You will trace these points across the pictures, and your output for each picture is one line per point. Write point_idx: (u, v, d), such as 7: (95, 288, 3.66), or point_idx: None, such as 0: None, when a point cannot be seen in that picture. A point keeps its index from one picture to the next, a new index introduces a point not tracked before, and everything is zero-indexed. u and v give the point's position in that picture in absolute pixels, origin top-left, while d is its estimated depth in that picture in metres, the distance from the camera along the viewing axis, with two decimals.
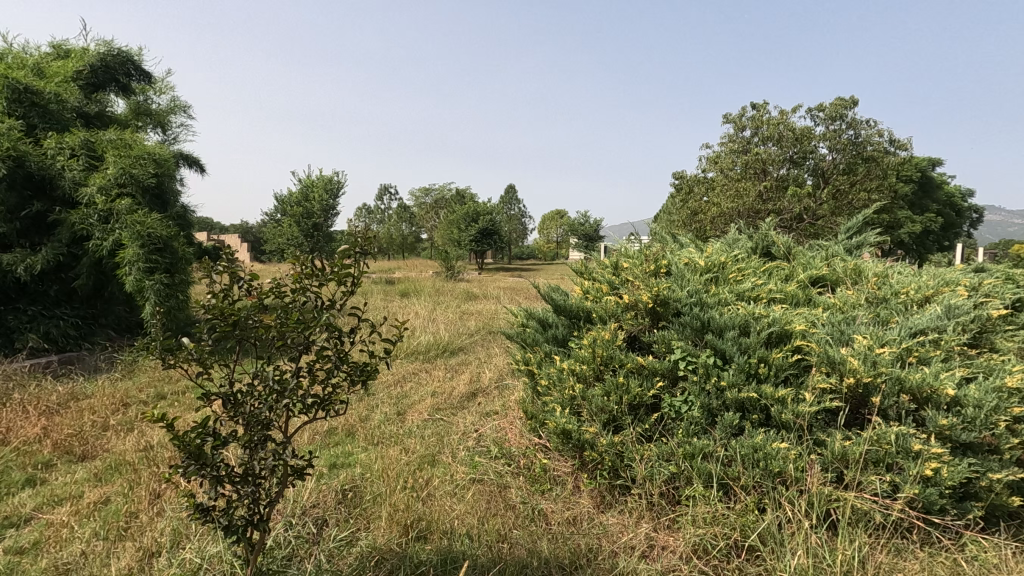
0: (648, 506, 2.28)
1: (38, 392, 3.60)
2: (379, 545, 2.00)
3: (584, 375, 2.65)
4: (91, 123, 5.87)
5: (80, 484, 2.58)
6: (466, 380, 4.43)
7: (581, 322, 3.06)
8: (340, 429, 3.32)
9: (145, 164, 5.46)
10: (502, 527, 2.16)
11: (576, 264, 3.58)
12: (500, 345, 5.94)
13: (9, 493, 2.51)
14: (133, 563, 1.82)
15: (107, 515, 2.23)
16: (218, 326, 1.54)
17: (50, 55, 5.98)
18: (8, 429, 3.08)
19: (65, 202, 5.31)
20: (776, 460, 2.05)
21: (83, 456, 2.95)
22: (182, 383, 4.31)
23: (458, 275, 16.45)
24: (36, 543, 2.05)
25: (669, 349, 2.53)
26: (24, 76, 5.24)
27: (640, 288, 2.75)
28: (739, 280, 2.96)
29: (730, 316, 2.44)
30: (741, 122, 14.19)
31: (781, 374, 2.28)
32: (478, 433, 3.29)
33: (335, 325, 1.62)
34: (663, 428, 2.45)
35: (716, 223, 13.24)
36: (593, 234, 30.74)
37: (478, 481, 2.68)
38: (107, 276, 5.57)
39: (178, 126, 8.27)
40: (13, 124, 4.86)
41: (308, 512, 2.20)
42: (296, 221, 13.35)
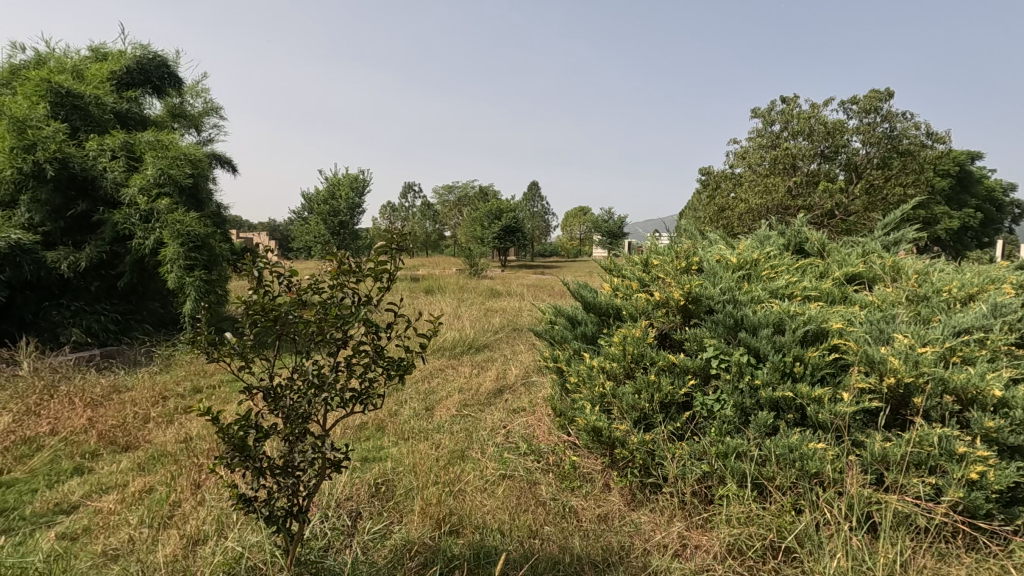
0: (680, 505, 2.26)
1: (83, 384, 3.73)
2: (413, 538, 2.02)
3: (614, 373, 2.64)
4: (129, 124, 6.04)
5: (125, 473, 2.68)
6: (493, 376, 4.45)
7: (611, 319, 3.04)
8: (371, 424, 3.37)
9: (182, 165, 5.60)
10: (533, 523, 2.17)
11: (604, 260, 3.55)
12: (526, 342, 5.95)
13: (59, 481, 2.63)
14: (179, 550, 1.88)
15: (152, 503, 2.32)
16: (259, 321, 1.58)
17: (90, 59, 6.17)
18: (56, 419, 3.21)
19: (107, 202, 5.51)
20: (813, 461, 2.01)
21: (127, 446, 3.06)
22: (217, 377, 4.43)
23: (482, 273, 16.51)
24: (86, 529, 2.15)
25: (701, 347, 2.50)
26: (65, 80, 5.41)
27: (672, 285, 2.73)
28: (773, 277, 2.91)
29: (764, 314, 2.40)
30: (770, 117, 13.90)
31: (818, 373, 2.23)
32: (506, 429, 3.30)
33: (373, 321, 1.63)
34: (695, 426, 2.43)
35: (744, 219, 13.01)
36: (617, 232, 30.54)
37: (508, 477, 2.70)
38: (146, 272, 5.76)
39: (212, 127, 8.46)
40: (58, 127, 5.04)
41: (343, 505, 2.24)
42: (324, 219, 13.60)
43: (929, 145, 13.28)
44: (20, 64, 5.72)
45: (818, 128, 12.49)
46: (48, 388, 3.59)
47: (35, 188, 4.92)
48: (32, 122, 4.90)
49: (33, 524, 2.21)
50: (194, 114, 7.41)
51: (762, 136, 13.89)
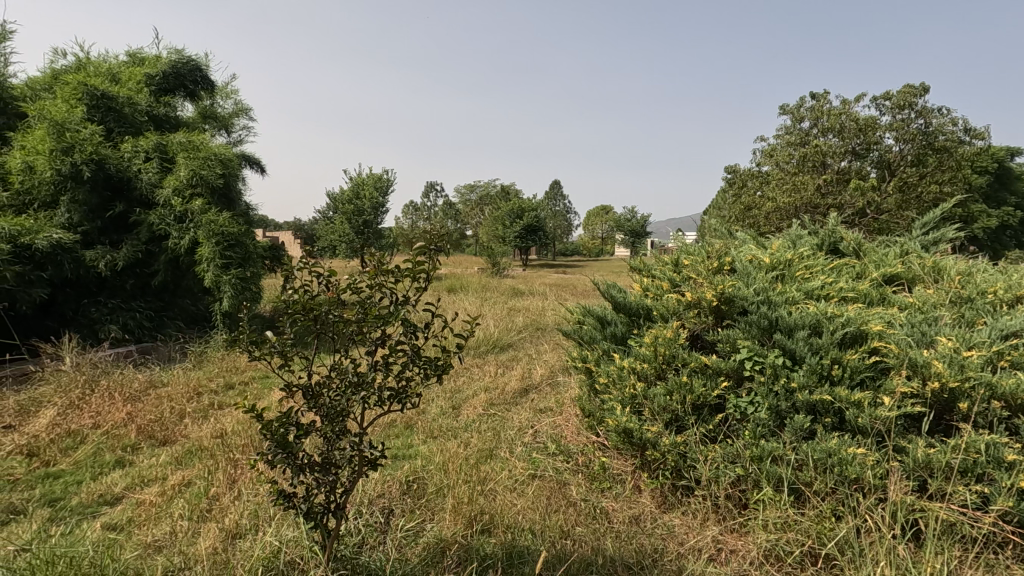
0: (713, 508, 2.24)
1: (122, 378, 3.85)
2: (446, 536, 2.03)
3: (645, 374, 2.61)
4: (162, 126, 6.19)
5: (163, 466, 2.75)
6: (518, 376, 4.45)
7: (641, 320, 3.01)
8: (400, 422, 3.41)
9: (212, 165, 5.72)
10: (565, 524, 2.17)
11: (634, 260, 3.52)
12: (550, 341, 5.94)
13: (102, 473, 2.71)
14: (219, 543, 1.93)
15: (191, 496, 2.38)
16: (300, 320, 1.61)
17: (126, 63, 6.35)
18: (98, 413, 3.31)
19: (142, 203, 5.67)
20: (852, 466, 1.96)
21: (164, 441, 3.15)
22: (248, 374, 4.54)
23: (503, 272, 16.54)
24: (128, 520, 2.21)
25: (734, 348, 2.46)
26: (100, 83, 5.58)
27: (704, 285, 2.69)
28: (808, 278, 2.85)
29: (801, 315, 2.35)
30: (799, 113, 13.62)
31: (857, 377, 2.18)
32: (534, 429, 3.30)
33: (410, 321, 1.63)
34: (728, 429, 2.40)
35: (772, 219, 12.79)
36: (640, 232, 30.27)
37: (537, 477, 2.70)
38: (180, 270, 5.91)
39: (241, 129, 8.60)
40: (94, 129, 5.20)
41: (375, 502, 2.26)
42: (348, 219, 13.81)
43: (965, 141, 12.87)
44: (60, 69, 5.91)
45: (849, 125, 12.19)
46: (90, 382, 3.71)
47: (73, 189, 5.09)
48: (70, 125, 5.06)
49: (79, 514, 2.29)
50: (224, 115, 7.55)
51: (791, 133, 13.61)
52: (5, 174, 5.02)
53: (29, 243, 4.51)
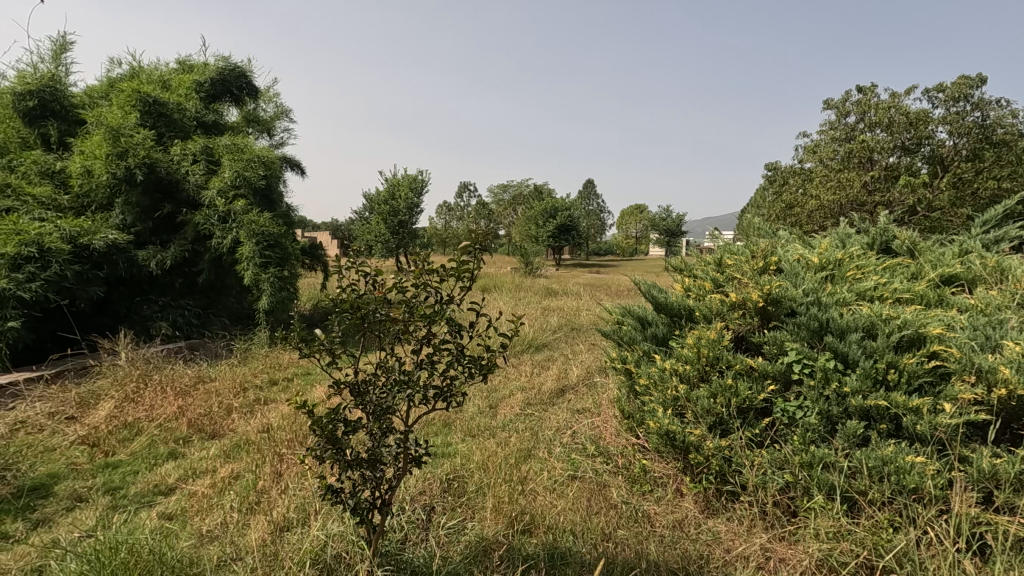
0: (760, 515, 2.18)
1: (173, 373, 4.00)
2: (487, 535, 2.03)
3: (688, 376, 2.56)
4: (210, 131, 6.43)
5: (213, 459, 2.85)
6: (555, 377, 4.43)
7: (683, 320, 2.95)
8: (438, 420, 3.44)
9: (255, 167, 5.88)
10: (606, 526, 2.15)
11: (674, 260, 3.45)
12: (586, 342, 5.89)
13: (156, 464, 2.83)
14: (268, 535, 1.98)
15: (240, 488, 2.46)
16: (349, 318, 1.64)
17: (176, 70, 6.61)
18: (151, 407, 3.46)
19: (189, 204, 5.95)
20: (911, 475, 1.88)
21: (213, 434, 3.26)
22: (291, 371, 4.66)
23: (536, 272, 16.52)
24: (182, 510, 2.30)
25: (782, 350, 2.39)
26: (152, 90, 5.83)
27: (749, 285, 2.62)
28: (859, 278, 2.74)
29: (853, 317, 2.26)
30: (845, 108, 13.15)
31: (915, 382, 2.08)
32: (572, 429, 3.28)
33: (455, 320, 1.63)
34: (775, 434, 2.33)
35: (814, 217, 12.42)
36: (675, 231, 29.77)
37: (577, 478, 2.68)
38: (224, 269, 6.12)
39: (284, 131, 8.81)
40: (147, 134, 5.43)
41: (416, 499, 2.28)
42: (384, 219, 14.04)
43: None
44: (115, 77, 6.20)
45: (899, 119, 11.76)
46: (144, 376, 3.87)
47: (127, 192, 5.32)
48: (124, 130, 5.29)
49: (137, 503, 2.39)
50: (268, 118, 7.77)
51: (836, 129, 13.19)
52: (65, 178, 5.28)
53: (87, 243, 4.74)
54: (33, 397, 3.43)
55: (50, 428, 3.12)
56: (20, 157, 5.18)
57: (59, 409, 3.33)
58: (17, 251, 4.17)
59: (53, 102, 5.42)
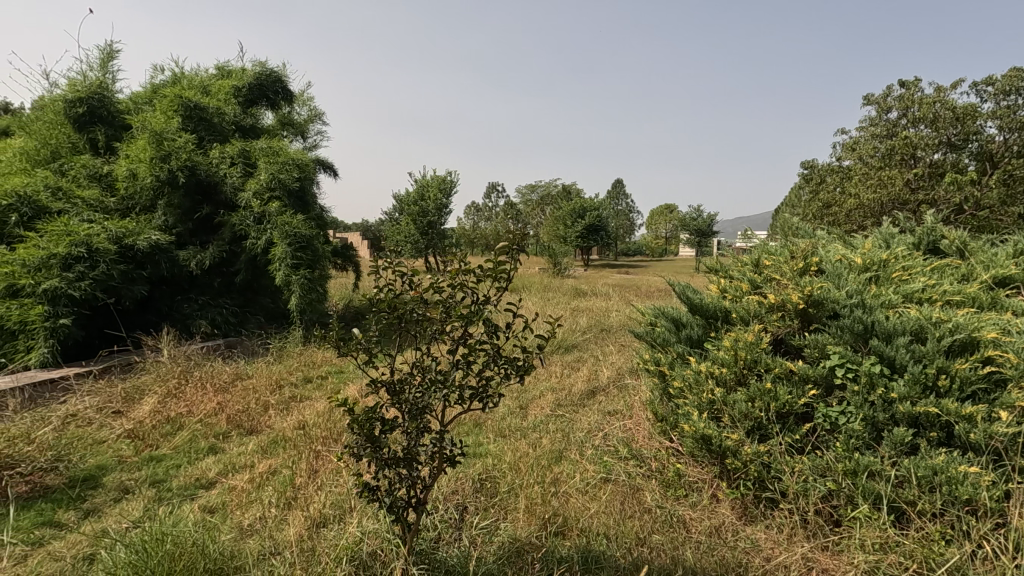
0: (801, 524, 2.11)
1: (212, 369, 4.12)
2: (520, 536, 2.03)
3: (724, 379, 2.51)
4: (247, 135, 6.63)
5: (252, 454, 2.92)
6: (585, 378, 4.39)
7: (719, 322, 2.89)
8: (469, 420, 3.45)
9: (290, 169, 5.98)
10: (641, 531, 2.11)
11: (710, 260, 3.39)
12: (616, 343, 5.82)
13: (197, 458, 2.91)
14: (305, 530, 2.01)
15: (278, 483, 2.51)
16: (386, 318, 1.66)
17: (215, 76, 6.81)
18: (192, 402, 3.56)
19: (227, 206, 6.13)
20: (964, 486, 1.80)
21: (251, 430, 3.34)
22: (324, 369, 4.74)
23: (564, 272, 16.44)
24: (223, 504, 2.36)
25: (823, 354, 2.31)
26: (194, 95, 6.02)
27: (789, 287, 2.55)
28: (906, 279, 2.64)
29: (900, 319, 2.18)
30: (886, 103, 12.70)
31: (967, 389, 1.99)
32: (604, 431, 3.25)
33: (492, 321, 1.63)
34: (817, 439, 2.26)
35: (853, 216, 12.03)
36: (706, 231, 29.25)
37: (609, 481, 2.65)
38: (260, 269, 6.27)
39: (317, 134, 8.98)
40: (188, 138, 5.62)
41: (449, 498, 2.29)
42: (414, 219, 14.19)
43: None
44: (159, 83, 6.42)
45: (944, 114, 11.26)
46: (185, 372, 3.99)
47: (170, 194, 5.51)
48: (167, 135, 5.49)
49: (180, 495, 2.47)
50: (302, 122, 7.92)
51: (877, 125, 12.77)
52: (112, 181, 5.49)
53: (132, 244, 4.91)
54: (83, 391, 3.57)
55: (98, 422, 3.25)
56: (70, 161, 5.40)
57: (106, 404, 3.46)
58: (68, 251, 4.37)
59: (101, 109, 5.64)
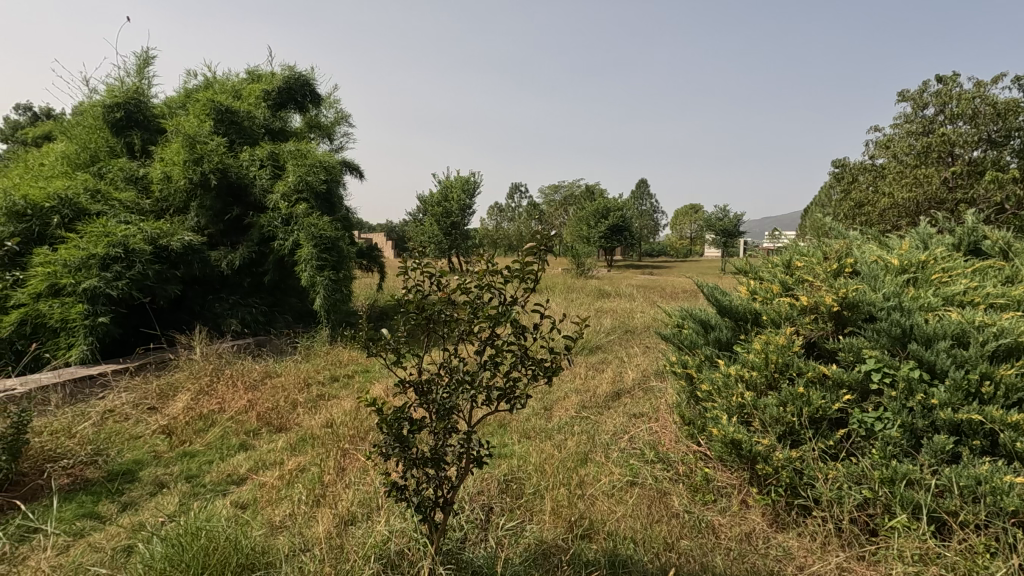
0: (835, 533, 2.05)
1: (242, 368, 4.21)
2: (546, 538, 2.02)
3: (755, 383, 2.45)
4: (276, 138, 6.76)
5: (281, 451, 2.97)
6: (609, 380, 4.35)
7: (748, 324, 2.83)
8: (494, 421, 3.45)
9: (317, 171, 6.06)
10: (669, 536, 2.08)
11: (738, 262, 3.33)
12: (641, 345, 5.77)
13: (229, 455, 2.98)
14: (333, 527, 2.03)
15: (307, 480, 2.55)
16: (415, 319, 1.67)
17: (246, 80, 6.96)
18: (223, 400, 3.64)
19: (256, 207, 6.26)
20: (1010, 497, 1.74)
21: (280, 427, 3.41)
22: (350, 368, 4.80)
23: (587, 272, 16.36)
24: (253, 500, 2.41)
25: (859, 358, 2.25)
26: (225, 99, 6.17)
27: (822, 289, 2.49)
28: (946, 281, 2.55)
29: (941, 323, 2.10)
30: (922, 99, 12.34)
31: (1013, 396, 1.91)
32: (629, 434, 3.22)
33: (520, 322, 1.63)
34: (852, 446, 2.20)
35: (886, 216, 11.69)
36: (732, 232, 28.77)
37: (635, 484, 2.62)
38: (287, 269, 6.38)
39: (344, 136, 9.11)
40: (220, 141, 5.76)
41: (475, 499, 2.29)
42: (437, 220, 14.29)
43: None
44: (192, 88, 6.59)
45: (985, 110, 11.04)
46: (216, 370, 4.09)
47: (202, 196, 5.66)
48: (200, 138, 5.63)
49: (213, 491, 2.53)
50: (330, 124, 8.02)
51: (912, 122, 12.40)
52: (147, 184, 5.65)
53: (166, 244, 5.04)
54: (120, 387, 3.68)
55: (134, 418, 3.34)
56: (108, 164, 5.57)
57: (142, 400, 3.56)
58: (106, 252, 4.52)
59: (137, 113, 5.81)
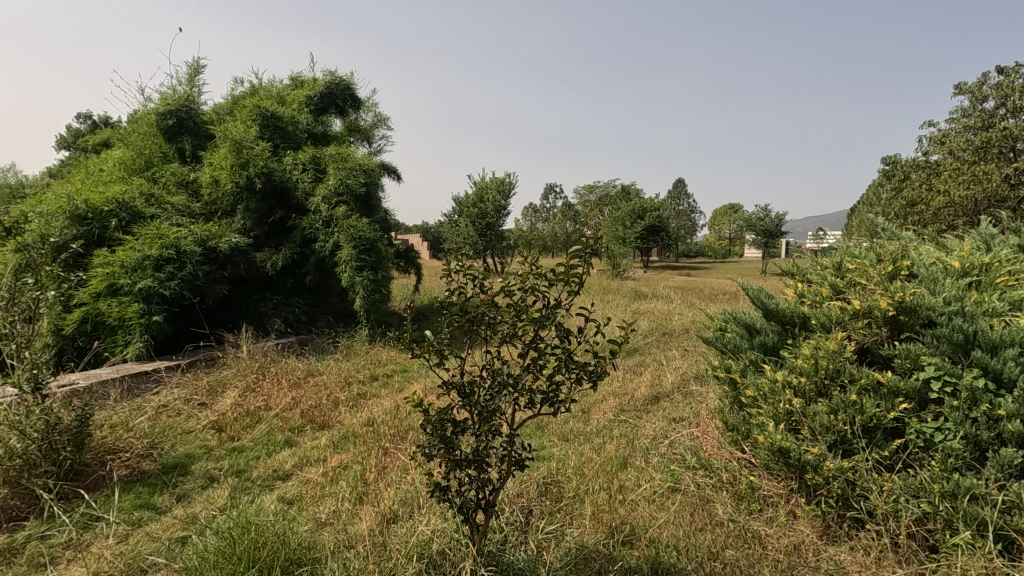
0: (891, 548, 1.96)
1: (286, 366, 4.33)
2: (587, 543, 2.01)
3: (804, 390, 2.37)
4: (317, 142, 6.94)
5: (324, 448, 3.05)
6: (648, 383, 4.29)
7: (796, 329, 2.74)
8: (531, 422, 3.44)
9: (357, 174, 6.19)
10: (713, 545, 2.04)
11: (785, 263, 3.23)
12: (680, 347, 5.65)
13: (275, 451, 3.07)
14: (375, 525, 2.06)
15: (349, 477, 2.61)
16: (459, 321, 1.68)
17: (290, 86, 7.17)
18: (268, 397, 3.75)
19: (299, 210, 6.43)
20: None
21: (323, 425, 3.49)
22: (389, 368, 4.87)
23: (623, 273, 16.17)
24: (299, 496, 2.47)
25: (916, 365, 2.15)
26: (270, 105, 6.38)
27: (876, 293, 2.39)
28: (1013, 285, 2.40)
29: (1008, 329, 1.98)
30: (981, 91, 11.73)
31: None
32: (669, 438, 3.16)
33: (564, 325, 1.62)
34: (909, 457, 2.11)
35: (941, 215, 11.18)
36: (773, 232, 27.95)
37: (677, 490, 2.57)
38: (328, 270, 6.53)
39: (382, 138, 9.25)
40: (264, 146, 5.95)
41: (515, 501, 2.29)
42: (473, 221, 14.38)
43: None
44: (239, 94, 6.83)
45: None
46: (261, 368, 4.22)
47: (248, 199, 5.86)
48: (246, 143, 5.83)
49: (260, 486, 2.61)
50: (369, 127, 8.16)
51: (970, 116, 11.81)
52: (197, 187, 5.88)
53: (215, 246, 5.24)
54: (172, 383, 3.84)
55: (186, 413, 3.48)
56: (161, 169, 5.83)
57: (193, 396, 3.71)
58: (159, 253, 4.74)
59: (188, 120, 6.06)
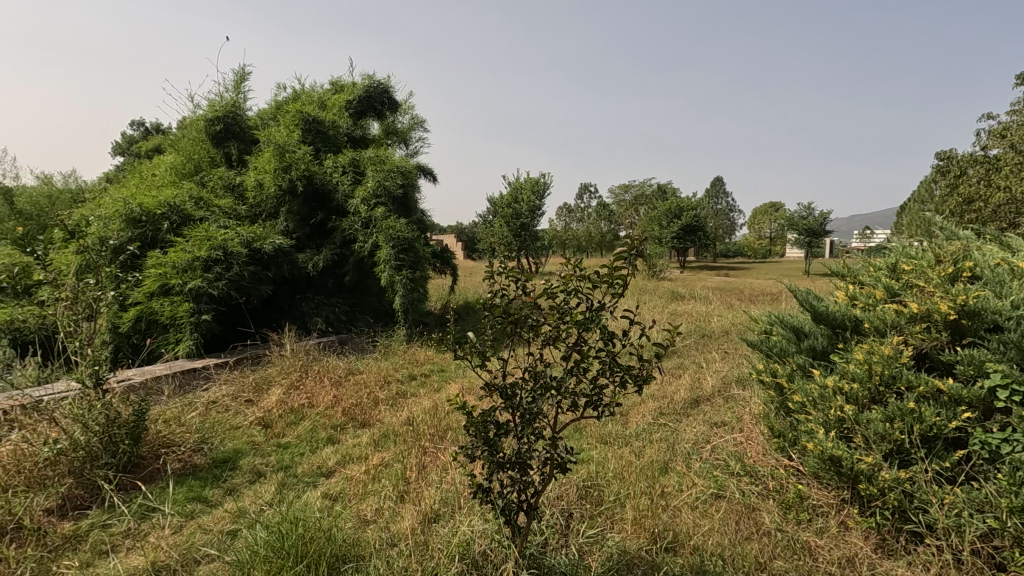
0: (953, 564, 1.87)
1: (327, 365, 4.42)
2: (629, 549, 1.98)
3: (856, 397, 2.27)
4: (356, 144, 7.10)
5: (365, 446, 3.10)
6: (688, 386, 4.20)
7: (848, 332, 2.63)
8: (569, 425, 3.42)
9: (394, 176, 6.27)
10: (760, 555, 1.98)
11: (835, 264, 3.11)
12: (721, 350, 5.52)
13: (318, 448, 3.14)
14: (416, 523, 2.08)
15: (390, 475, 2.65)
16: (502, 323, 1.68)
17: (330, 90, 7.34)
18: (310, 395, 3.85)
19: (339, 212, 6.57)
20: None
21: (363, 423, 3.55)
22: (427, 368, 4.92)
23: (659, 274, 15.90)
24: (342, 492, 2.52)
25: (981, 372, 2.03)
26: (312, 110, 6.54)
27: (935, 296, 2.27)
28: None
29: None
30: None
31: None
32: (711, 443, 3.08)
33: (608, 328, 1.60)
34: (972, 469, 2.00)
35: (1003, 212, 10.56)
36: (817, 231, 27.01)
37: (720, 497, 2.51)
38: (367, 270, 6.65)
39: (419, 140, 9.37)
40: (306, 149, 6.11)
41: (555, 503, 2.28)
42: (508, 222, 14.39)
43: None
44: (281, 100, 7.03)
45: None
46: (304, 366, 4.32)
47: (290, 202, 6.02)
48: (289, 147, 6.00)
49: (305, 481, 2.68)
50: (406, 130, 8.28)
51: None
52: (242, 191, 6.09)
53: (260, 247, 5.41)
54: (220, 380, 3.98)
55: (234, 409, 3.60)
56: (209, 173, 6.06)
57: (240, 393, 3.83)
58: (208, 254, 4.92)
59: (234, 125, 6.27)
